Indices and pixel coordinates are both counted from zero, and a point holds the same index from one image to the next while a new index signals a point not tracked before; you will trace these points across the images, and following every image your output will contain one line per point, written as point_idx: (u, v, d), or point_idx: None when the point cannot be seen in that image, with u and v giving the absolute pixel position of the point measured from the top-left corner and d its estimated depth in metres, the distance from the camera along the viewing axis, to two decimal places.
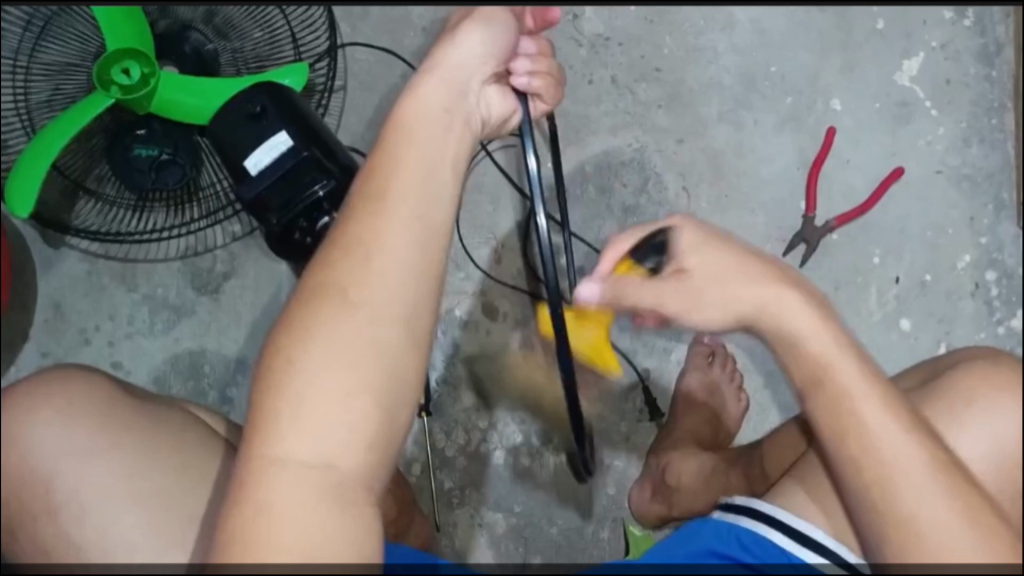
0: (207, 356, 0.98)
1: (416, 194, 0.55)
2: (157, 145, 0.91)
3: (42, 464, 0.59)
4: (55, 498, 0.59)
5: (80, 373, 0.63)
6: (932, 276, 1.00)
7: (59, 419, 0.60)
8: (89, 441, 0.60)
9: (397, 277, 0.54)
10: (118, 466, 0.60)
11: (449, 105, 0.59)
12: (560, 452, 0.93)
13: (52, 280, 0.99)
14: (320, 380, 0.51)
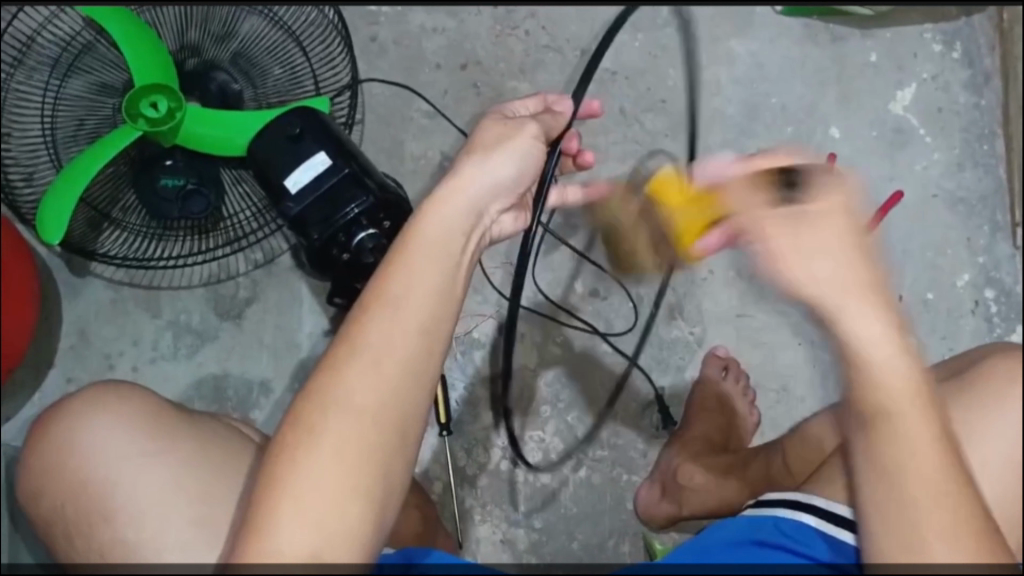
0: (231, 379, 1.00)
1: (430, 273, 0.59)
2: (182, 175, 0.94)
3: (99, 469, 0.65)
4: (110, 501, 0.65)
5: (132, 386, 0.69)
6: (933, 294, 1.03)
7: (121, 423, 0.66)
8: (141, 447, 0.66)
9: (405, 347, 0.57)
10: (167, 470, 0.66)
11: (468, 196, 0.62)
12: (579, 467, 0.96)
13: (78, 307, 1.01)
14: (330, 438, 0.54)
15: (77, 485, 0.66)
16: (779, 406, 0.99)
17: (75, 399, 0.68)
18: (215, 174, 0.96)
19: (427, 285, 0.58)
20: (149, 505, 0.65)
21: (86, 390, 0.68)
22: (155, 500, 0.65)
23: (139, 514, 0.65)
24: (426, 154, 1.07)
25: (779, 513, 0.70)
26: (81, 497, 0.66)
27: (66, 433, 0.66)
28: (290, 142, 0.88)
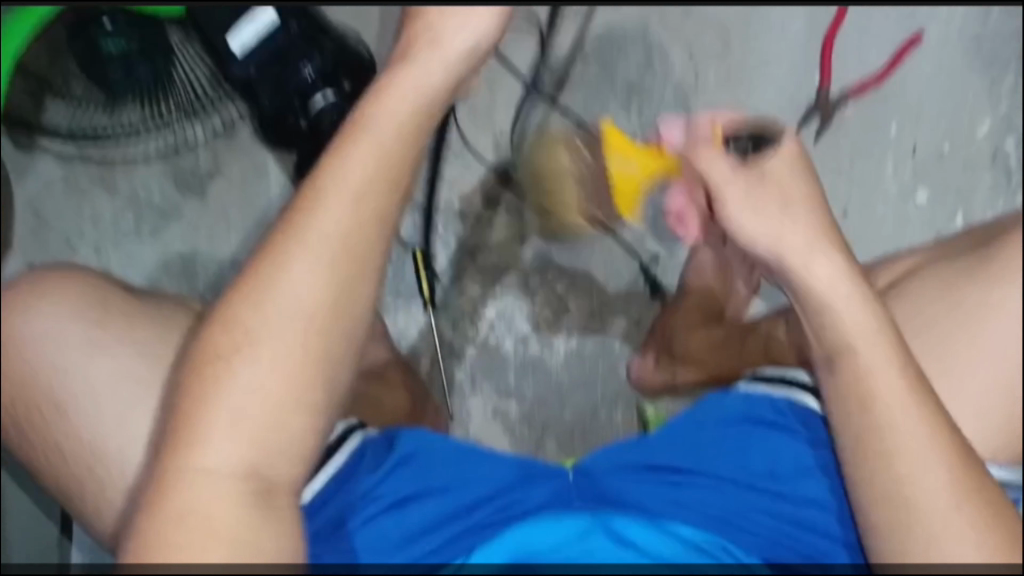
0: (200, 258, 0.94)
1: (361, 182, 0.57)
2: (123, 38, 0.84)
3: (43, 360, 0.62)
4: (58, 391, 0.62)
5: (75, 276, 0.66)
6: (950, 145, 0.96)
7: (67, 313, 0.63)
8: (88, 336, 0.63)
9: (361, 222, 0.57)
10: (116, 354, 0.62)
11: (423, 89, 0.60)
12: (571, 339, 0.92)
13: (28, 185, 0.94)
14: (292, 307, 0.55)
15: (22, 380, 0.63)
16: None
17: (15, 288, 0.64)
18: (159, 34, 0.86)
19: (372, 163, 0.58)
20: (101, 392, 0.62)
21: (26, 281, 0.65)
22: (107, 386, 0.62)
23: (94, 401, 0.62)
24: None
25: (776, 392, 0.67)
26: (27, 391, 0.63)
27: (6, 325, 0.63)
28: None
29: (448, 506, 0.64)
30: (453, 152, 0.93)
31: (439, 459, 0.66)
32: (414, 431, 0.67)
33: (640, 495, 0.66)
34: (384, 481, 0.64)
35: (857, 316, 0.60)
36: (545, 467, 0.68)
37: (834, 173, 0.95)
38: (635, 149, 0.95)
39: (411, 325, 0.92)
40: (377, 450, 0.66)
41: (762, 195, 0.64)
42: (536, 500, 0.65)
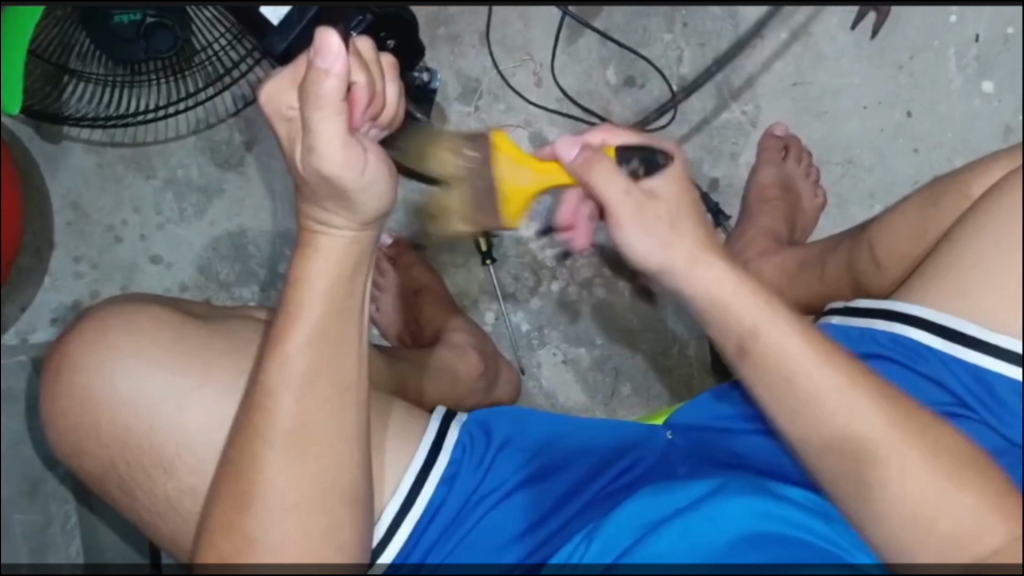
0: (249, 236, 0.92)
1: (320, 289, 0.54)
2: (138, 9, 0.79)
3: (131, 417, 0.58)
4: (157, 447, 0.58)
5: (138, 312, 0.60)
6: (1015, 29, 0.90)
7: (144, 363, 0.58)
8: (175, 381, 0.58)
9: (325, 338, 0.54)
10: (210, 401, 0.58)
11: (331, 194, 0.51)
12: (635, 277, 0.90)
13: (63, 178, 0.91)
14: (283, 425, 0.53)
15: (113, 439, 0.58)
16: (847, 180, 0.92)
17: (77, 339, 0.59)
18: None
19: (339, 269, 0.54)
20: (202, 445, 0.58)
21: (91, 324, 0.60)
22: (207, 439, 0.58)
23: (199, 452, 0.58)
24: None
25: (875, 325, 0.64)
26: (125, 449, 0.58)
27: (80, 384, 0.58)
28: None
29: (556, 485, 0.64)
30: (494, 95, 0.90)
31: (536, 439, 0.66)
32: (502, 412, 0.67)
33: (743, 449, 0.65)
34: (487, 473, 0.63)
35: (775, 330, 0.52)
36: (636, 428, 0.68)
37: (894, 72, 0.91)
38: (682, 68, 0.91)
39: (472, 282, 0.91)
40: (473, 441, 0.64)
41: (657, 208, 0.53)
42: (642, 467, 0.66)
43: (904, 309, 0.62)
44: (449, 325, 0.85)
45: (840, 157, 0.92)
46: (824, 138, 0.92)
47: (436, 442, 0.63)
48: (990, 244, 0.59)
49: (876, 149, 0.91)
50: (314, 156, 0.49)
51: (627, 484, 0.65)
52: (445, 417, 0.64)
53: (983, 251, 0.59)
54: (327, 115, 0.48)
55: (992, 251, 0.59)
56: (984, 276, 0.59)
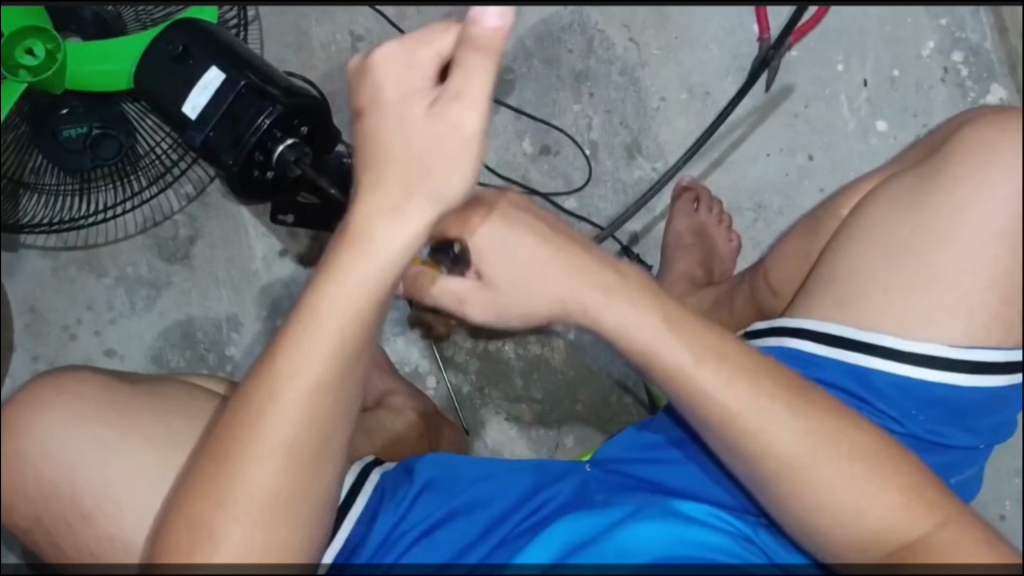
0: (197, 323, 0.97)
1: (357, 282, 0.51)
2: (85, 122, 0.86)
3: (56, 470, 0.63)
4: (81, 495, 0.63)
5: (72, 378, 0.66)
6: (899, 71, 0.97)
7: (74, 424, 0.64)
8: (101, 437, 0.63)
9: (330, 384, 0.51)
10: (133, 451, 0.63)
11: (415, 159, 0.50)
12: (567, 333, 0.95)
13: (22, 283, 0.97)
14: (271, 439, 0.50)
15: (38, 492, 0.63)
16: (760, 223, 0.96)
17: (13, 406, 0.65)
18: (117, 112, 0.89)
19: (388, 266, 0.51)
20: (124, 488, 0.63)
21: (29, 387, 0.66)
22: (129, 482, 0.63)
23: (121, 502, 0.62)
24: (336, 39, 0.98)
25: (775, 345, 0.67)
26: (50, 503, 0.63)
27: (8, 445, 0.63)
28: (176, 62, 0.81)
29: (477, 521, 0.68)
30: None
31: (458, 481, 0.70)
32: (428, 458, 0.71)
33: (656, 476, 0.69)
34: (405, 516, 0.67)
35: (700, 372, 0.55)
36: (561, 463, 0.72)
37: (791, 120, 0.97)
38: (594, 135, 0.97)
39: (413, 348, 0.96)
40: (389, 490, 0.69)
41: (527, 259, 0.57)
42: (561, 497, 0.69)
43: (797, 325, 0.66)
44: (392, 390, 0.89)
45: (752, 203, 0.97)
46: (735, 186, 0.97)
47: (354, 487, 0.68)
48: (854, 264, 0.65)
49: (784, 192, 0.96)
50: (444, 104, 0.50)
51: (551, 512, 0.68)
52: (363, 467, 0.70)
53: (854, 270, 0.65)
54: (466, 104, 0.49)
55: (860, 267, 0.65)
56: (861, 294, 0.64)
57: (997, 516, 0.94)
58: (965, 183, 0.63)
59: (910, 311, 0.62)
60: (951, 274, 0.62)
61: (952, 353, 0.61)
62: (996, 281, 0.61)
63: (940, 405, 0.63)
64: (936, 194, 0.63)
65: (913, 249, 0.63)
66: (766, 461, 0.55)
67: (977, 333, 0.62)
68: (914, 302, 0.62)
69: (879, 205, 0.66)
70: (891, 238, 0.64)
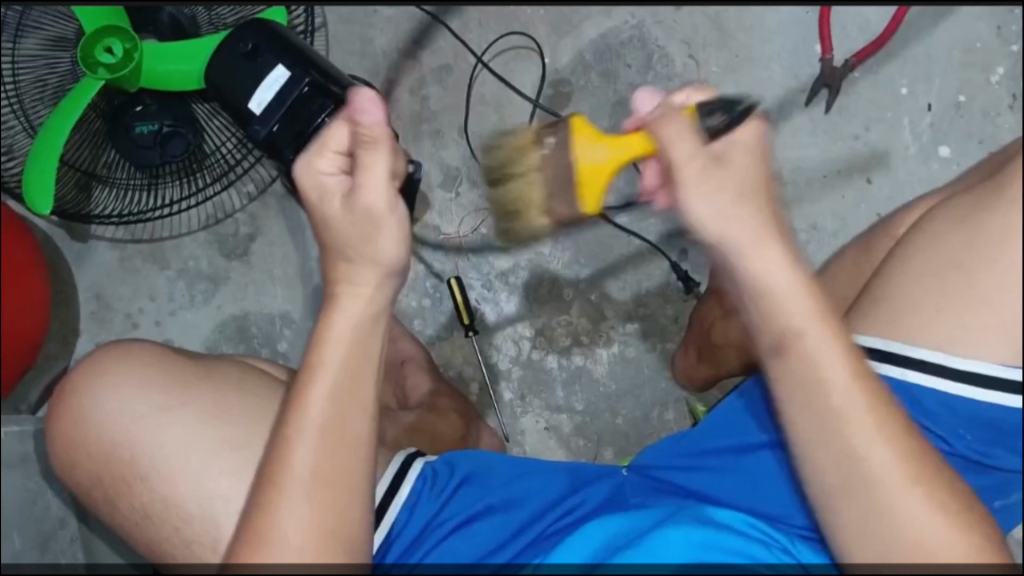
0: (252, 318, 1.00)
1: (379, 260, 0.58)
2: (156, 119, 0.91)
3: (117, 434, 0.67)
4: (138, 458, 0.67)
5: (134, 348, 0.70)
6: (966, 96, 0.95)
7: (128, 393, 0.68)
8: (152, 407, 0.67)
9: (359, 360, 0.59)
10: (186, 422, 0.67)
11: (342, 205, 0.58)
12: (612, 345, 0.95)
13: (89, 271, 1.01)
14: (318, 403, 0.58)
15: (101, 452, 0.68)
16: (812, 245, 0.96)
17: (79, 372, 0.70)
18: (188, 111, 0.92)
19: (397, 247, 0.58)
20: (178, 457, 0.66)
21: (92, 356, 0.71)
22: (183, 452, 0.66)
23: (168, 472, 0.66)
24: (398, 47, 1.00)
25: None
26: (110, 465, 0.67)
27: (78, 406, 0.68)
28: (246, 59, 0.84)
29: (513, 517, 0.71)
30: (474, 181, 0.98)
31: (494, 477, 0.73)
32: (465, 454, 0.74)
33: (689, 483, 0.72)
34: (445, 505, 0.71)
35: (818, 344, 0.54)
36: (596, 469, 0.75)
37: (850, 142, 0.96)
38: None
39: (457, 353, 0.97)
40: (433, 476, 0.72)
41: (723, 175, 0.55)
42: (596, 500, 0.72)
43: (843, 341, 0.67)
44: (440, 391, 0.92)
45: (806, 225, 0.96)
46: (790, 207, 0.96)
47: (398, 474, 0.71)
48: (905, 291, 0.65)
49: (838, 216, 0.96)
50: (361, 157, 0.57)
51: (582, 516, 0.71)
52: (408, 455, 0.73)
53: (904, 289, 0.65)
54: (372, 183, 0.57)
55: (910, 292, 0.64)
56: (910, 314, 0.64)
57: None
58: (1023, 206, 0.60)
59: (958, 338, 0.62)
60: (1001, 295, 0.61)
61: (1003, 372, 0.61)
62: None
63: (987, 425, 0.63)
64: (992, 210, 0.62)
65: (965, 265, 0.62)
66: (848, 460, 0.54)
67: None
68: (962, 318, 0.62)
69: (937, 221, 0.65)
70: (943, 255, 0.64)
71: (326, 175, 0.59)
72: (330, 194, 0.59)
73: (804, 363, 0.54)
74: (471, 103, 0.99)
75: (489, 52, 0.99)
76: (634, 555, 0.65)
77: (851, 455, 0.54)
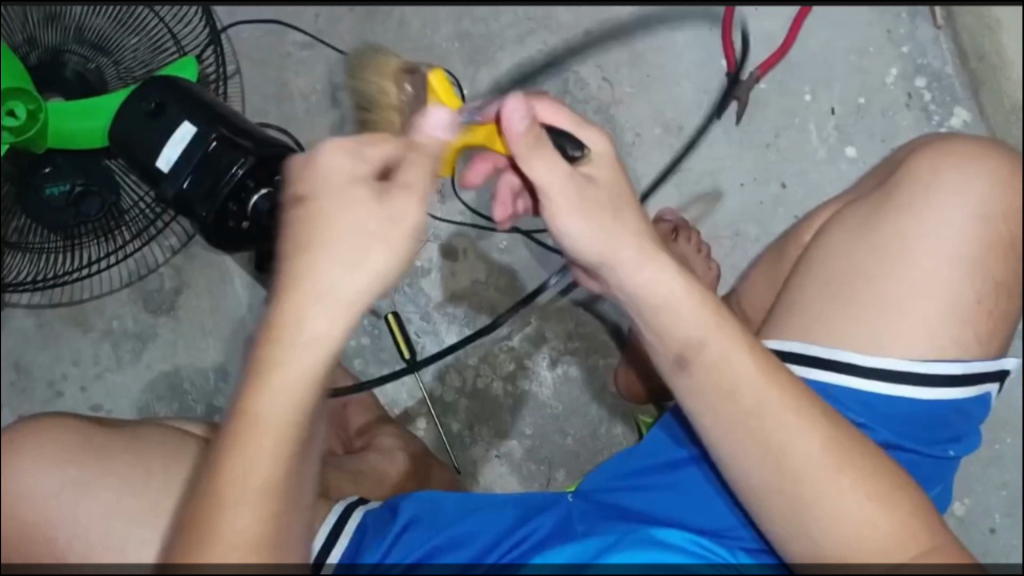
0: (183, 373, 0.97)
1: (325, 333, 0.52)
2: (67, 179, 0.88)
3: (35, 508, 0.64)
4: (64, 530, 0.64)
5: (50, 415, 0.68)
6: (865, 98, 1.00)
7: (46, 464, 0.65)
8: (77, 472, 0.65)
9: (285, 434, 0.52)
10: (113, 484, 0.65)
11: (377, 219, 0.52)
12: (555, 366, 0.96)
13: (7, 341, 0.97)
14: (251, 482, 0.51)
15: (21, 537, 0.64)
16: (739, 251, 0.98)
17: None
18: (102, 169, 0.90)
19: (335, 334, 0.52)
20: (102, 534, 0.64)
21: (10, 425, 0.68)
22: (107, 527, 0.64)
23: (96, 541, 0.64)
24: (315, 89, 1.00)
25: None
26: (31, 542, 0.64)
27: None
28: (150, 118, 0.83)
29: (460, 555, 0.70)
30: None
31: (442, 515, 0.72)
32: (410, 497, 0.74)
33: (633, 504, 0.72)
34: (390, 549, 0.70)
35: (711, 328, 0.58)
36: (543, 496, 0.74)
37: (763, 150, 1.00)
38: None
39: (400, 390, 0.97)
40: (374, 523, 0.72)
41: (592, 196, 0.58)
42: (548, 527, 0.71)
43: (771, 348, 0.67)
44: (382, 430, 0.91)
45: (731, 231, 0.99)
46: (712, 215, 0.99)
47: (336, 527, 0.70)
48: (819, 293, 0.67)
49: (760, 221, 0.99)
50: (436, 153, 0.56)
51: (533, 545, 0.70)
52: (347, 504, 0.73)
53: (818, 294, 0.67)
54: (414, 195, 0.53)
55: (824, 297, 0.67)
56: (822, 320, 0.66)
57: (987, 530, 0.95)
58: (914, 215, 0.66)
59: (873, 336, 0.64)
60: (907, 299, 0.64)
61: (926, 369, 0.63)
62: (954, 307, 0.64)
63: (912, 417, 0.64)
64: (887, 220, 0.67)
65: (868, 272, 0.66)
66: (770, 454, 0.57)
67: (943, 348, 0.63)
68: (877, 323, 0.64)
69: (837, 232, 0.69)
70: (853, 262, 0.67)
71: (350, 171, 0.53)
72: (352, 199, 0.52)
73: (725, 379, 0.57)
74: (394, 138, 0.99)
75: None
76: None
77: (773, 445, 0.57)
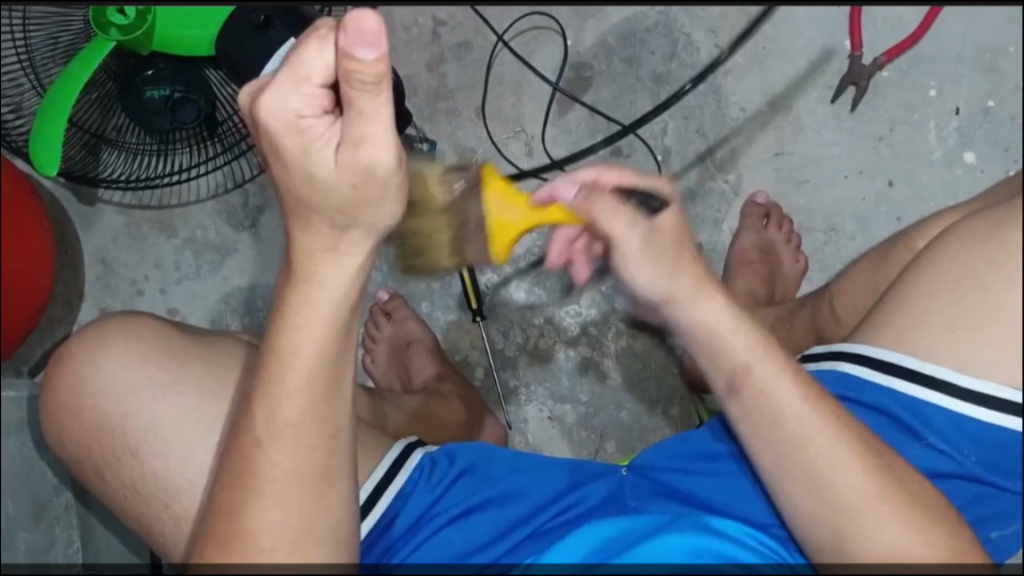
0: (258, 291, 0.99)
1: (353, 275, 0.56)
2: (168, 84, 0.85)
3: (108, 407, 0.67)
4: (129, 434, 0.66)
5: (130, 317, 0.70)
6: (995, 101, 0.93)
7: (120, 365, 0.67)
8: (149, 377, 0.67)
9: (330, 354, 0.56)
10: (180, 395, 0.67)
11: (351, 180, 0.50)
12: (620, 338, 0.94)
13: (96, 236, 1.00)
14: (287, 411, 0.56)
15: (93, 432, 0.67)
16: (828, 247, 0.95)
17: (78, 338, 0.69)
18: (201, 77, 0.87)
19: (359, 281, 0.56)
20: (174, 428, 0.66)
21: (92, 323, 0.70)
22: (179, 424, 0.66)
23: (157, 449, 0.66)
24: (418, 21, 0.98)
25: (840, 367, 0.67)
26: (102, 438, 0.67)
27: (72, 377, 0.68)
28: (256, 31, 0.80)
29: (509, 512, 0.71)
30: (489, 163, 0.97)
31: (496, 469, 0.73)
32: (467, 446, 0.74)
33: (692, 488, 0.71)
34: (442, 496, 0.70)
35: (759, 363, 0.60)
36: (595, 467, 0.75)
37: (873, 143, 0.94)
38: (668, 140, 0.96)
39: (463, 337, 0.97)
40: (432, 466, 0.72)
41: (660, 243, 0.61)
42: (594, 499, 0.72)
43: (854, 349, 0.66)
44: (441, 376, 0.92)
45: (824, 225, 0.95)
46: (807, 205, 0.95)
47: (394, 466, 0.70)
48: (919, 307, 0.63)
49: (857, 217, 0.94)
50: (309, 157, 0.50)
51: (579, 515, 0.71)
52: (409, 444, 0.72)
53: (919, 299, 0.64)
54: (373, 148, 0.49)
55: (929, 305, 0.63)
56: (920, 324, 0.63)
57: None
58: None
59: (977, 351, 0.61)
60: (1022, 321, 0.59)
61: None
62: None
63: (999, 447, 0.62)
64: (1018, 229, 0.60)
65: (981, 282, 0.61)
66: (829, 476, 0.58)
67: None
68: (981, 339, 0.61)
69: (955, 239, 0.63)
70: (962, 269, 0.62)
71: (309, 119, 0.49)
72: (315, 138, 0.50)
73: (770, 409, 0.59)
74: (489, 83, 0.97)
75: (510, 32, 0.97)
76: (625, 558, 0.65)
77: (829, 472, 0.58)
